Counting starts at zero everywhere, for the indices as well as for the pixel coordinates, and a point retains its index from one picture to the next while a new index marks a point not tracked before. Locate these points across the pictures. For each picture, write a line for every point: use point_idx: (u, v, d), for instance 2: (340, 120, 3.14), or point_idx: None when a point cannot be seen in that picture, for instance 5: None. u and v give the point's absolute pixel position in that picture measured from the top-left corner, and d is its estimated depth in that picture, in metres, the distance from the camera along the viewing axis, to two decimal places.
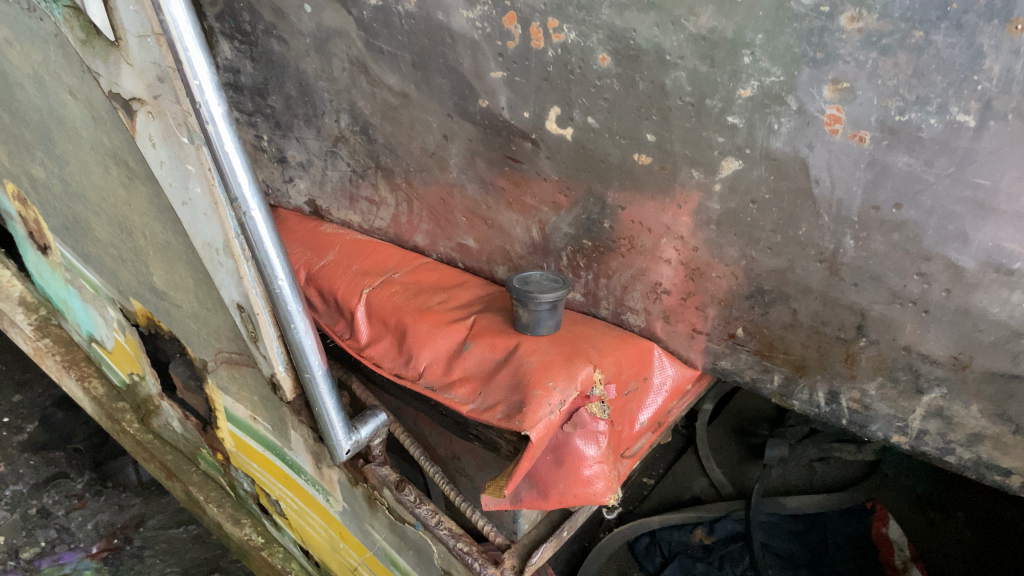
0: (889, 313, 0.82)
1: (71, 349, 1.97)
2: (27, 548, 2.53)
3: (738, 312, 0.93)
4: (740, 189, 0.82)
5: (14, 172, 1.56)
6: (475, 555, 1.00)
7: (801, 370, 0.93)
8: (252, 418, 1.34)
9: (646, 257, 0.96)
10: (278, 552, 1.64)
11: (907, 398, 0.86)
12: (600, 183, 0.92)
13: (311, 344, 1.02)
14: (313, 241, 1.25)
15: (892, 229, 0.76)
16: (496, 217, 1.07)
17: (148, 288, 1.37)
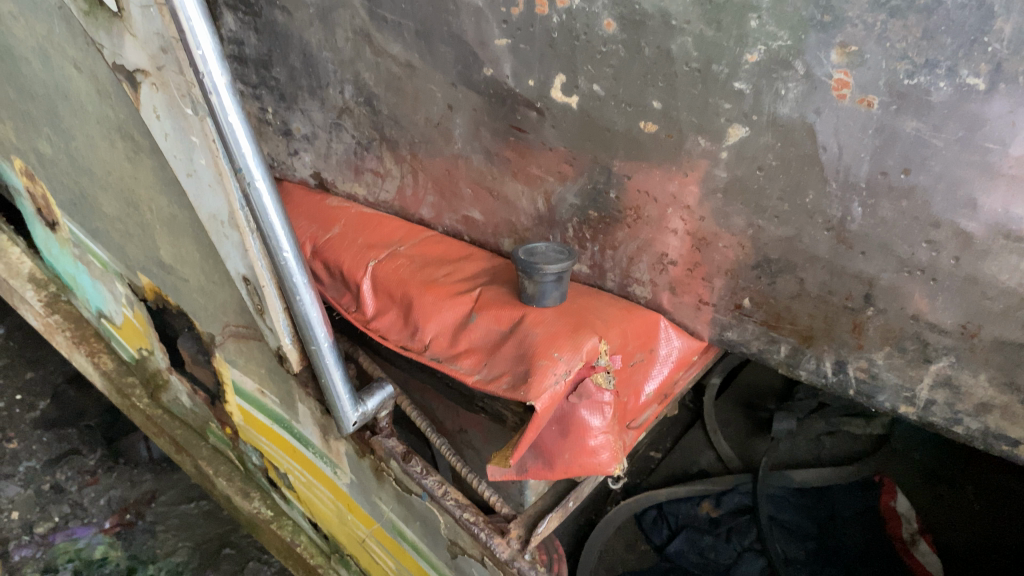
0: (897, 281, 0.81)
1: (81, 325, 1.98)
2: (42, 523, 2.57)
3: (745, 282, 0.93)
4: (747, 156, 0.82)
5: (22, 148, 1.56)
6: (481, 526, 1.01)
7: (808, 340, 0.92)
8: (260, 391, 1.34)
9: (653, 227, 0.95)
10: (287, 526, 1.66)
11: (914, 367, 0.86)
12: (606, 153, 0.92)
13: (317, 316, 1.02)
14: (319, 215, 1.25)
15: (900, 195, 0.75)
16: (501, 188, 1.06)
17: (156, 263, 1.38)
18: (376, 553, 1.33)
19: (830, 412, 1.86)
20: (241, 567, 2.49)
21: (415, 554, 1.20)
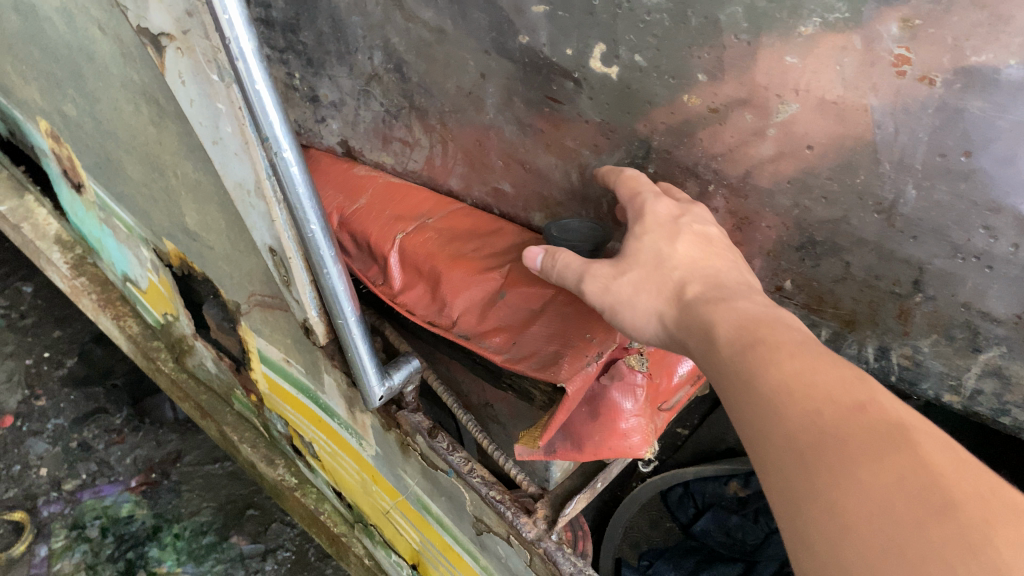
0: (949, 268, 0.78)
1: (107, 289, 1.98)
2: (69, 479, 2.63)
3: (787, 263, 0.89)
4: (796, 133, 0.78)
5: (47, 109, 1.55)
6: (507, 504, 0.99)
7: (850, 325, 0.90)
8: (285, 360, 1.33)
9: (692, 205, 0.92)
10: (311, 494, 1.67)
11: (962, 356, 0.84)
12: (646, 126, 0.88)
13: (344, 290, 1.00)
14: (346, 183, 1.22)
15: (958, 177, 0.71)
16: (534, 160, 1.03)
17: (181, 230, 1.36)
18: (400, 525, 1.33)
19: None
20: (264, 528, 2.56)
21: (439, 528, 1.19)
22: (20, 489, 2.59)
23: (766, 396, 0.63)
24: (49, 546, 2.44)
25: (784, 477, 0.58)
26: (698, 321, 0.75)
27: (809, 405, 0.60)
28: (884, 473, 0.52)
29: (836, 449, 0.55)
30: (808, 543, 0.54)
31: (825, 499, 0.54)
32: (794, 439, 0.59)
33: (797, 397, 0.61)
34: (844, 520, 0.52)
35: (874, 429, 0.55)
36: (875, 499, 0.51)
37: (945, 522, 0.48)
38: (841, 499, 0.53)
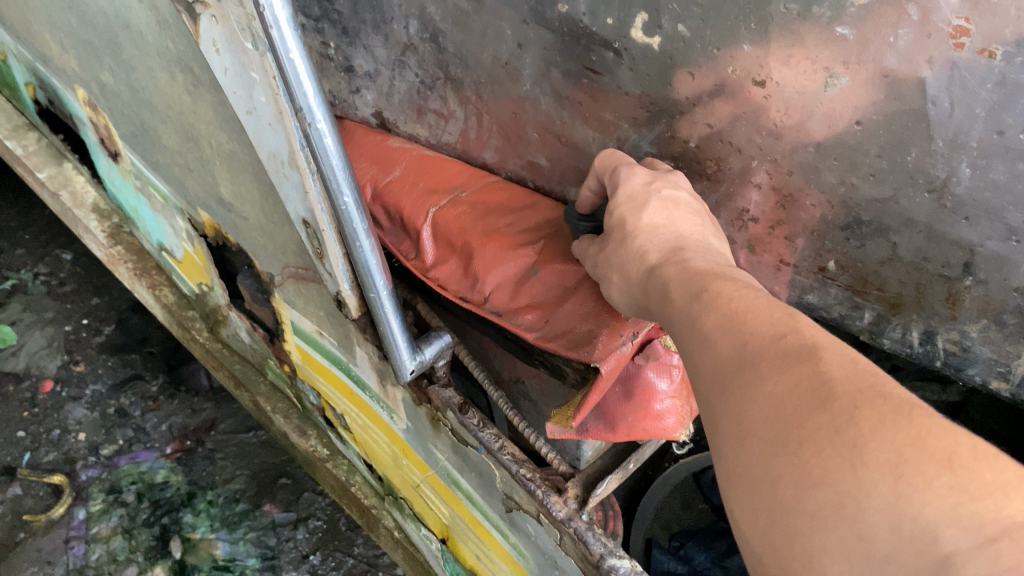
0: (1003, 250, 0.75)
1: (143, 258, 2.00)
2: (106, 445, 2.68)
3: (831, 243, 0.87)
4: (845, 108, 0.75)
5: (85, 78, 1.55)
6: (538, 482, 0.99)
7: (896, 308, 0.87)
8: (318, 332, 1.32)
9: (733, 181, 0.89)
10: (342, 465, 1.68)
11: (1012, 342, 0.81)
12: (688, 99, 0.85)
13: (376, 263, 0.99)
14: (380, 155, 1.21)
15: (1017, 156, 0.68)
16: (571, 133, 1.00)
17: (216, 200, 1.36)
18: (430, 499, 1.32)
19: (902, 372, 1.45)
20: (297, 497, 2.59)
21: (469, 503, 1.19)
22: (58, 453, 2.66)
23: (691, 326, 0.66)
24: (87, 509, 2.50)
25: (703, 398, 0.62)
26: (654, 285, 0.75)
27: (722, 327, 0.63)
28: (774, 385, 0.56)
29: (738, 369, 0.59)
30: (723, 456, 0.58)
31: (730, 417, 0.58)
32: (709, 364, 0.62)
33: (711, 321, 0.64)
34: (745, 433, 0.56)
35: (780, 342, 0.59)
36: (771, 407, 0.55)
37: (825, 422, 0.52)
38: (744, 412, 0.57)
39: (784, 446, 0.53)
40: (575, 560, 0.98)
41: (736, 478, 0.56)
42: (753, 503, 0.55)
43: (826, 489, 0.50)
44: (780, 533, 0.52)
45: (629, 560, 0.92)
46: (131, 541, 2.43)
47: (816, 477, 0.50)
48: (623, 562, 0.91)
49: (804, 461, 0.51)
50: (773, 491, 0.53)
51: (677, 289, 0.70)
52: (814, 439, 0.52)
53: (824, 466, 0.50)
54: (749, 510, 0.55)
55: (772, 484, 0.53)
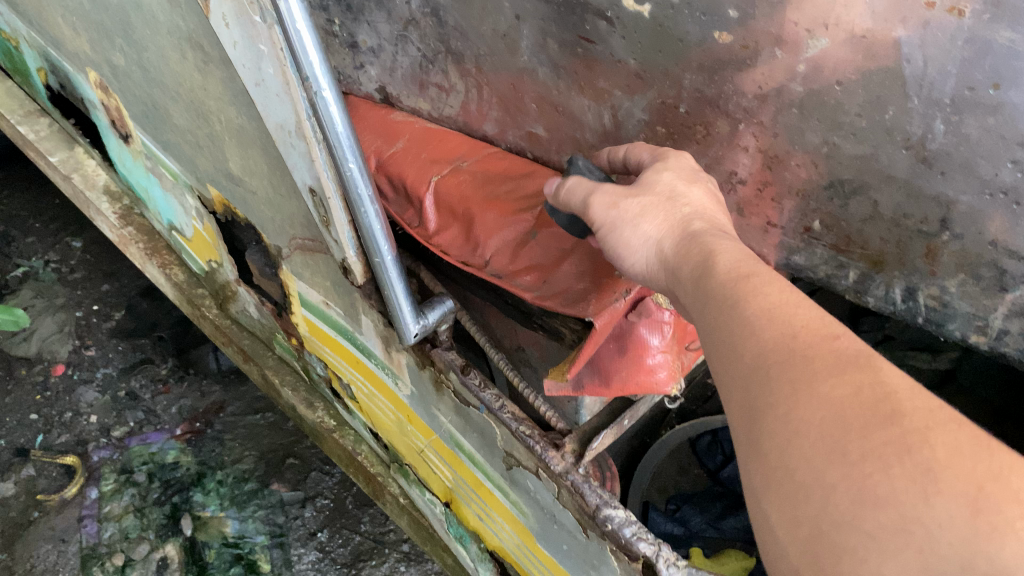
0: (977, 204, 0.78)
1: (153, 238, 2.05)
2: (117, 427, 2.73)
3: (816, 203, 0.91)
4: (825, 69, 0.78)
5: (96, 60, 1.59)
6: (536, 438, 1.03)
7: (878, 265, 0.91)
8: (325, 303, 1.37)
9: (723, 144, 0.93)
10: (349, 435, 1.73)
11: (989, 296, 0.85)
12: (678, 65, 0.89)
13: (380, 229, 1.03)
14: (383, 129, 1.26)
15: (987, 111, 0.71)
16: (567, 103, 1.04)
17: (225, 175, 1.40)
18: (434, 464, 1.36)
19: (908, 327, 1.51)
20: (304, 476, 2.64)
21: (472, 465, 1.23)
22: (71, 435, 2.70)
23: (730, 317, 0.66)
24: (99, 489, 2.54)
25: (744, 393, 0.62)
26: (695, 250, 0.74)
27: (770, 326, 0.63)
28: (835, 394, 0.56)
29: (796, 370, 0.59)
30: (765, 457, 0.58)
31: (779, 417, 0.58)
32: (750, 358, 0.62)
33: (759, 317, 0.64)
34: (797, 431, 0.56)
35: (839, 351, 0.59)
36: (830, 413, 0.55)
37: (892, 437, 0.52)
38: (800, 416, 0.57)
39: (843, 450, 0.53)
40: (572, 512, 1.02)
41: (778, 475, 0.57)
42: (791, 499, 0.55)
43: (882, 496, 0.51)
44: (820, 530, 0.53)
45: (624, 510, 0.96)
46: (143, 519, 2.45)
47: (870, 483, 0.51)
48: (618, 512, 0.95)
49: (861, 466, 0.52)
50: (819, 489, 0.54)
51: (727, 264, 0.71)
52: (876, 447, 0.52)
53: (884, 474, 0.51)
54: (785, 507, 0.56)
55: (824, 482, 0.53)
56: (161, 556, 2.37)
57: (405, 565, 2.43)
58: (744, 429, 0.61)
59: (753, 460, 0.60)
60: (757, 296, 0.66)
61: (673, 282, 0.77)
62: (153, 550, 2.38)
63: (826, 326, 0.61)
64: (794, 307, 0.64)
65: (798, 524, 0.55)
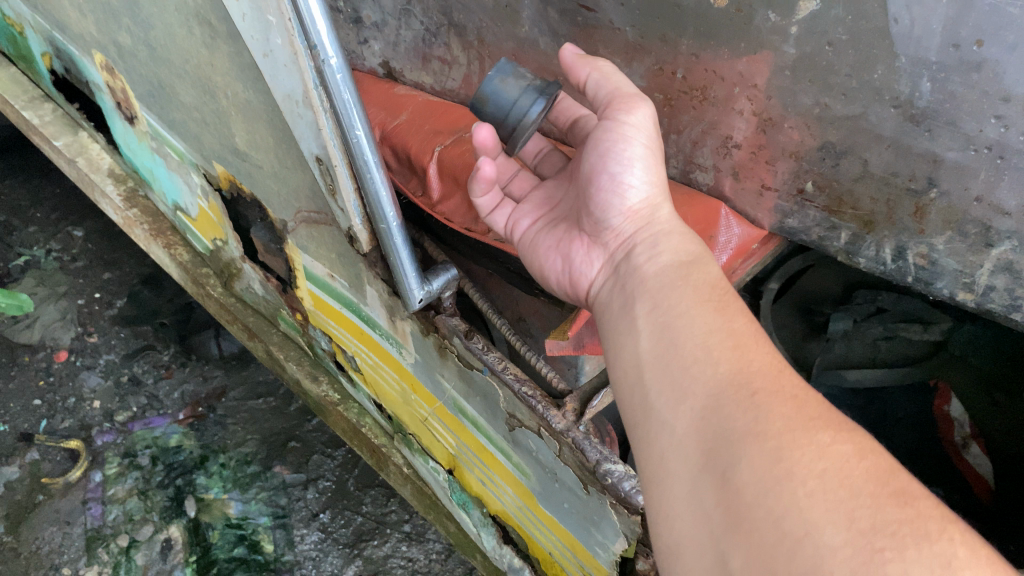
0: (963, 160, 0.81)
1: (158, 220, 2.08)
2: (120, 412, 2.67)
3: (808, 164, 0.94)
4: (817, 31, 0.82)
5: (102, 41, 1.61)
6: (539, 398, 1.06)
7: (869, 225, 0.95)
8: (329, 275, 1.40)
9: (718, 108, 0.97)
10: (353, 408, 1.78)
11: (975, 252, 0.88)
12: (675, 31, 0.92)
13: (386, 196, 1.05)
14: (388, 102, 1.29)
15: (971, 68, 0.74)
16: (567, 72, 1.08)
17: (231, 151, 1.42)
18: (437, 431, 1.41)
19: (905, 297, 1.53)
20: (307, 459, 2.59)
21: (474, 430, 1.27)
22: (75, 420, 2.65)
23: (689, 310, 0.77)
24: (103, 472, 2.49)
25: (726, 430, 0.64)
26: (689, 295, 0.79)
27: (731, 335, 0.72)
28: (811, 432, 0.61)
29: (776, 403, 0.64)
30: (743, 496, 0.60)
31: (740, 422, 0.64)
32: (710, 366, 0.70)
33: (721, 326, 0.74)
34: (757, 437, 0.62)
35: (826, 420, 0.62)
36: (825, 472, 0.58)
37: (876, 477, 0.57)
38: (795, 467, 0.59)
39: (813, 466, 0.59)
40: (573, 470, 1.05)
41: (730, 476, 0.62)
42: (744, 503, 0.60)
43: (859, 518, 0.54)
44: (775, 538, 0.56)
45: (623, 465, 0.99)
46: (146, 501, 2.41)
47: (843, 502, 0.56)
48: (617, 466, 0.98)
49: (837, 486, 0.57)
50: (780, 498, 0.58)
51: (690, 292, 0.79)
52: (854, 477, 0.57)
53: (860, 499, 0.56)
54: (733, 512, 0.60)
55: (789, 494, 0.58)
56: (164, 538, 2.32)
57: (406, 546, 2.39)
58: (695, 435, 0.67)
59: (701, 463, 0.65)
60: (722, 300, 0.77)
61: (655, 305, 0.81)
62: (157, 531, 2.34)
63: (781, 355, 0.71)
64: (748, 320, 0.75)
65: (744, 529, 0.59)
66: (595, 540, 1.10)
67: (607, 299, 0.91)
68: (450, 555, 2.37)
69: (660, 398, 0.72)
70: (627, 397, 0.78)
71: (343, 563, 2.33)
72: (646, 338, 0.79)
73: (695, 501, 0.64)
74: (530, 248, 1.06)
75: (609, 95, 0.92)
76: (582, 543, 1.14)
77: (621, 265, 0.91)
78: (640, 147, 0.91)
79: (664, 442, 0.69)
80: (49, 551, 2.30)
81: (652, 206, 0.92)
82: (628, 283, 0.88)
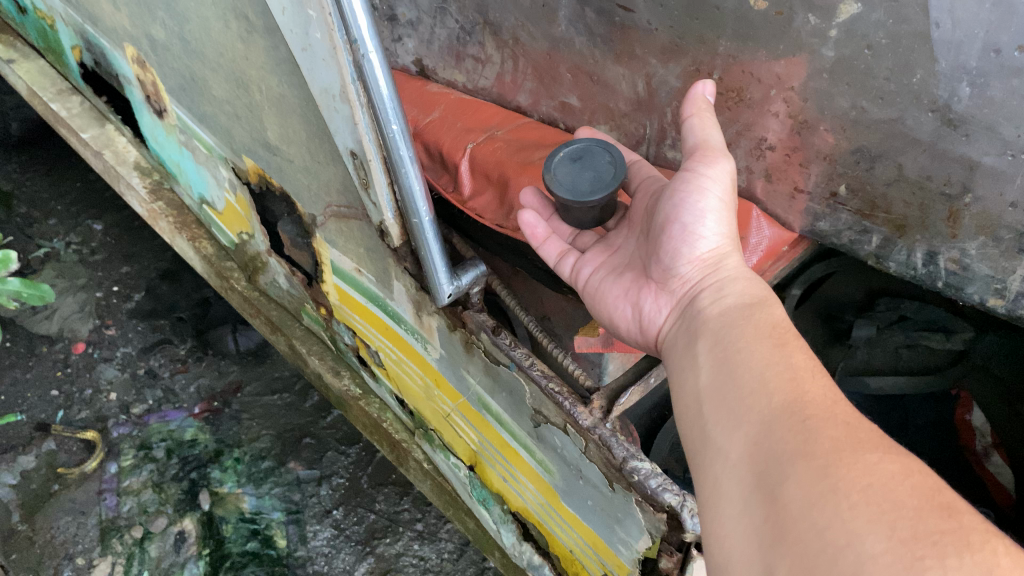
0: (999, 165, 0.82)
1: (182, 213, 2.11)
2: (137, 404, 2.68)
3: (842, 168, 0.95)
4: (856, 33, 0.82)
5: (135, 34, 1.62)
6: (566, 396, 1.07)
7: (901, 230, 0.96)
8: (357, 270, 1.41)
9: (754, 110, 0.98)
10: (374, 403, 1.80)
11: (1007, 258, 0.88)
12: (713, 32, 0.94)
13: (420, 191, 1.06)
14: (421, 99, 1.34)
15: (1012, 73, 0.75)
16: (603, 72, 1.11)
17: (262, 145, 1.44)
18: (459, 427, 1.43)
19: (928, 306, 1.53)
20: (320, 455, 2.58)
21: (498, 425, 1.28)
22: (91, 411, 2.66)
23: (749, 345, 0.79)
24: (119, 463, 2.50)
25: (779, 452, 0.65)
26: (750, 330, 0.81)
27: (789, 367, 0.74)
28: (863, 453, 0.62)
29: (830, 426, 0.65)
30: (789, 511, 0.61)
31: (790, 445, 0.65)
32: (765, 396, 0.71)
33: (778, 358, 0.75)
34: (805, 457, 0.63)
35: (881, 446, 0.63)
36: (872, 489, 0.58)
37: (922, 492, 0.58)
38: (843, 483, 0.60)
39: (859, 481, 0.59)
40: (599, 466, 1.06)
41: (778, 494, 0.63)
42: (790, 517, 0.61)
43: (901, 527, 0.55)
44: (817, 548, 0.57)
45: (650, 462, 0.99)
46: (161, 494, 2.42)
47: (886, 513, 0.56)
48: (644, 464, 0.98)
49: (882, 499, 0.57)
50: (824, 510, 0.59)
51: (748, 329, 0.81)
52: (898, 491, 0.58)
53: (903, 511, 0.56)
54: (780, 526, 0.61)
55: (833, 506, 0.58)
56: (178, 530, 2.33)
57: (418, 544, 2.37)
58: (748, 458, 0.68)
59: (752, 483, 0.66)
60: (781, 337, 0.78)
61: (717, 340, 0.84)
62: (171, 523, 2.34)
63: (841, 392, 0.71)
64: (808, 356, 0.76)
65: (789, 542, 0.60)
66: (618, 538, 1.10)
67: (674, 341, 0.93)
68: (462, 555, 2.35)
69: (716, 427, 0.74)
70: (685, 426, 0.80)
71: (355, 560, 2.33)
72: (706, 372, 0.81)
73: (744, 519, 0.65)
74: (597, 295, 1.07)
75: (696, 143, 0.93)
76: (604, 540, 1.14)
77: (687, 308, 0.93)
78: (714, 200, 0.92)
79: (720, 466, 0.71)
80: (63, 540, 2.31)
81: (721, 255, 0.93)
82: (693, 325, 0.90)
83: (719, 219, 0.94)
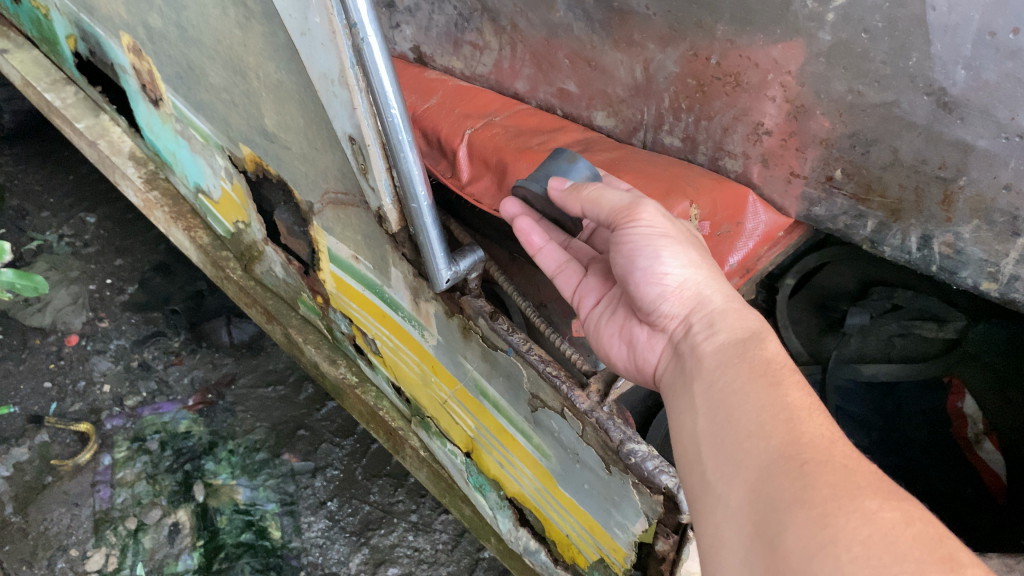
0: (993, 148, 0.84)
1: (177, 203, 2.12)
2: (130, 396, 2.67)
3: (839, 152, 0.97)
4: (853, 18, 0.84)
5: (130, 23, 1.62)
6: (563, 379, 1.07)
7: (897, 213, 0.98)
8: (354, 258, 1.42)
9: (751, 95, 0.99)
10: (370, 391, 1.81)
11: (1002, 241, 0.91)
12: (711, 16, 0.95)
13: (419, 175, 1.05)
14: (419, 85, 1.37)
15: (1007, 56, 0.76)
16: (600, 57, 1.12)
17: (259, 132, 1.44)
18: (456, 414, 1.43)
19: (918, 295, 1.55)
20: (314, 447, 2.58)
21: (495, 411, 1.29)
22: (84, 404, 2.65)
23: (743, 386, 0.80)
24: (112, 456, 2.48)
25: (778, 502, 0.66)
26: (744, 370, 0.82)
27: (784, 409, 0.74)
28: (860, 503, 0.63)
29: (827, 473, 0.66)
30: (789, 560, 0.62)
31: (790, 492, 0.66)
32: (762, 440, 0.72)
33: (773, 399, 0.76)
34: (805, 505, 0.64)
35: (877, 494, 0.64)
36: (872, 542, 0.59)
37: (923, 544, 0.59)
38: (842, 534, 0.60)
39: (859, 530, 0.61)
40: (596, 449, 1.06)
41: (776, 543, 0.64)
42: (790, 565, 0.62)
43: None
44: None
45: (647, 445, 0.99)
46: (155, 486, 2.41)
47: (889, 567, 0.57)
48: (641, 446, 0.98)
49: (883, 552, 0.58)
50: (825, 561, 0.59)
51: (744, 368, 0.82)
52: (899, 543, 0.59)
53: (905, 564, 0.57)
54: None
55: (834, 557, 0.59)
56: (172, 522, 2.32)
57: (413, 535, 2.37)
58: (747, 506, 0.69)
59: (751, 532, 0.67)
60: (776, 375, 0.79)
61: (710, 382, 0.84)
62: (165, 515, 2.33)
63: (836, 432, 0.72)
64: (805, 395, 0.76)
65: None
66: (615, 521, 1.11)
67: (672, 382, 0.94)
68: (456, 546, 2.35)
69: (716, 472, 0.75)
70: (686, 468, 0.81)
71: (349, 551, 2.32)
72: (703, 415, 0.81)
73: (746, 569, 0.66)
74: (597, 331, 1.10)
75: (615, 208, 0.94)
76: (599, 523, 1.15)
77: (681, 346, 0.94)
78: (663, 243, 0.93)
79: (721, 513, 0.72)
80: (57, 532, 2.30)
81: (697, 287, 0.93)
82: (688, 364, 0.90)
83: (685, 254, 0.94)
